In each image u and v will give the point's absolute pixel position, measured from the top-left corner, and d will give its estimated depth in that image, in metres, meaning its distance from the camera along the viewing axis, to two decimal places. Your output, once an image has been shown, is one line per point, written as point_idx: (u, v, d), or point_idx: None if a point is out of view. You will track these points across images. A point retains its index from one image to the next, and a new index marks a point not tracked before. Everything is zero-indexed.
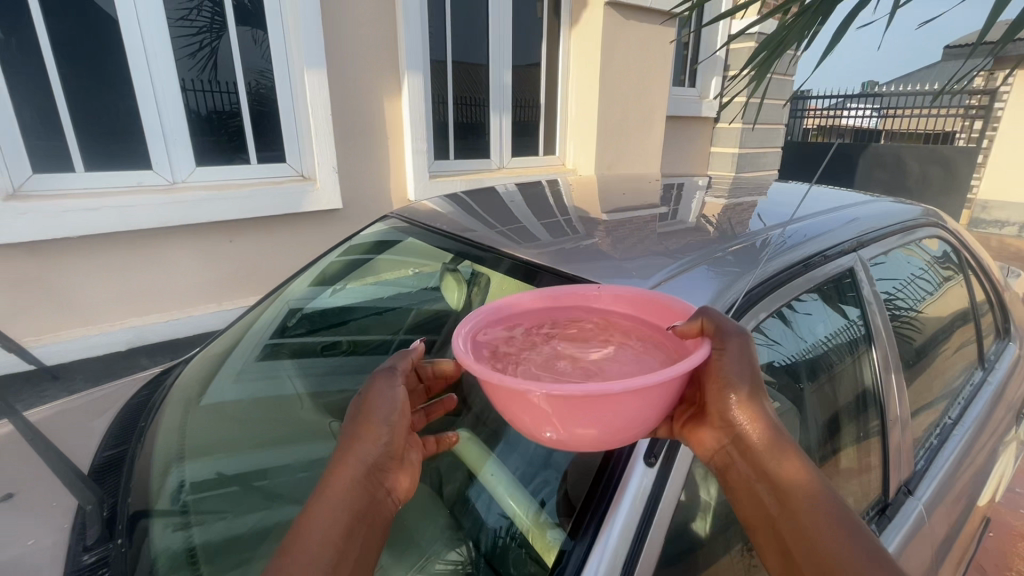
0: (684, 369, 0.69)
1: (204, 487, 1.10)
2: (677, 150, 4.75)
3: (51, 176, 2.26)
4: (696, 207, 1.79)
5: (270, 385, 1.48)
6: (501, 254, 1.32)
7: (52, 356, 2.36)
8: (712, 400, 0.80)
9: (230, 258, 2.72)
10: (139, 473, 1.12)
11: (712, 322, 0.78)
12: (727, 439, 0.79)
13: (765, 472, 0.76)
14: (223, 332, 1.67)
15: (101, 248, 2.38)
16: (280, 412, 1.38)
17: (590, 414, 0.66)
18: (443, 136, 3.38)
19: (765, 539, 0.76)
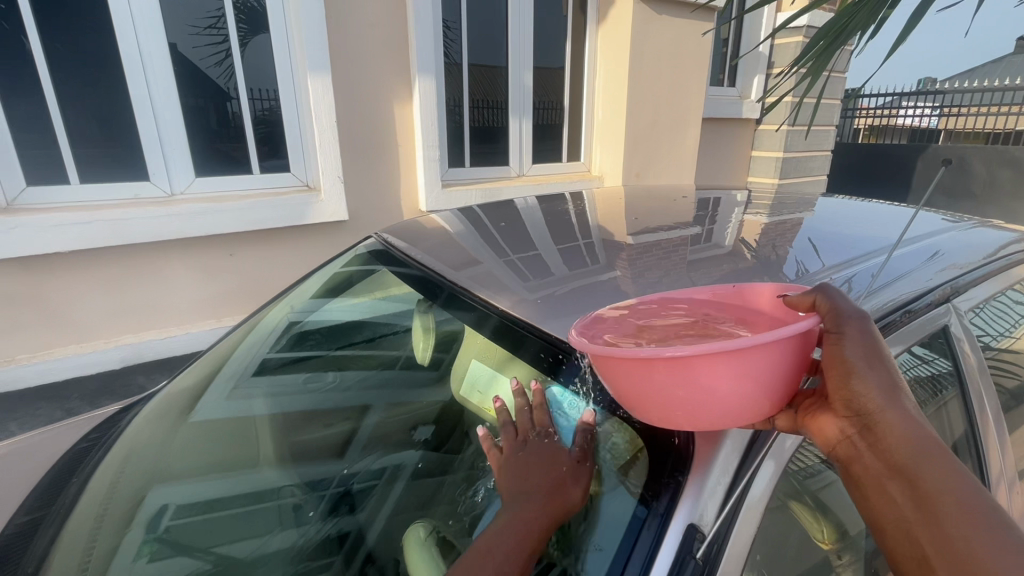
0: (784, 337, 0.66)
1: (132, 552, 1.06)
2: (714, 154, 4.40)
3: (45, 188, 2.20)
4: (735, 226, 1.52)
5: (236, 424, 1.42)
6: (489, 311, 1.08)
7: (47, 373, 2.29)
8: (832, 382, 0.71)
9: (231, 273, 2.60)
10: (55, 539, 1.05)
11: (830, 297, 0.75)
12: (849, 426, 0.69)
13: (894, 467, 0.65)
14: (225, 335, 1.63)
15: (94, 263, 2.29)
16: (235, 457, 1.35)
17: (710, 379, 0.65)
18: (459, 143, 3.19)
19: (899, 550, 0.63)
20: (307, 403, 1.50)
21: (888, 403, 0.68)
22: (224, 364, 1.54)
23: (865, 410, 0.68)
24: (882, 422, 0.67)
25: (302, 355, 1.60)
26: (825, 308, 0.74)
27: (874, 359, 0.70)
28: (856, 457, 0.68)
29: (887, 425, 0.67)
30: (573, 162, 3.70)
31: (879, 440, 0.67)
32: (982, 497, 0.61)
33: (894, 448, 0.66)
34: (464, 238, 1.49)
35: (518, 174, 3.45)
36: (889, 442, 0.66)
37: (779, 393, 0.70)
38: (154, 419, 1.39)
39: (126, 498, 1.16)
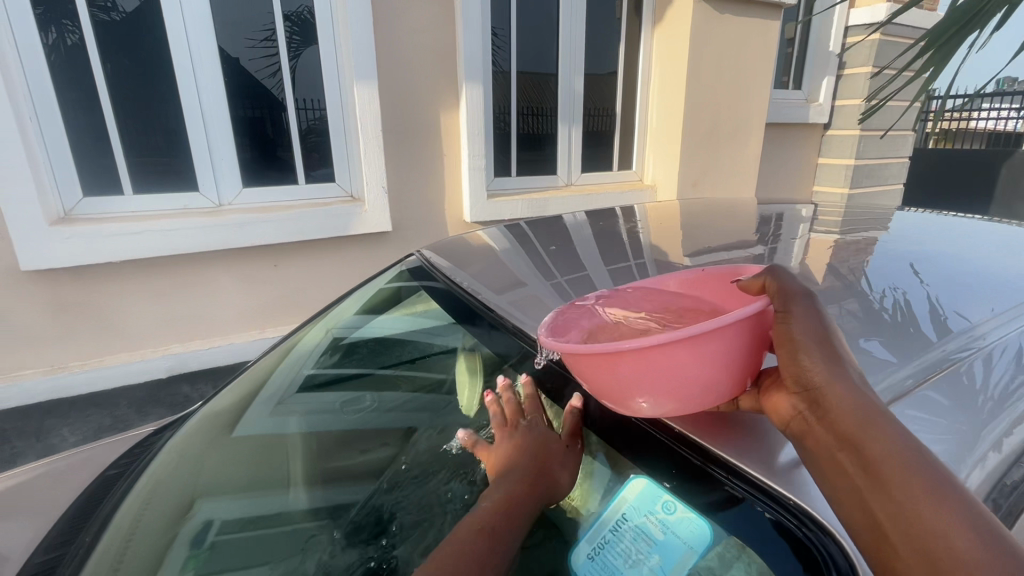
0: (726, 320, 0.64)
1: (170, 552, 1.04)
2: (776, 161, 4.10)
3: (101, 199, 2.23)
4: (801, 244, 1.33)
5: (272, 443, 1.33)
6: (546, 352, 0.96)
7: (98, 380, 2.32)
8: (782, 358, 0.66)
9: (274, 284, 2.57)
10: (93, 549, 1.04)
11: (776, 274, 0.71)
12: (800, 400, 0.63)
13: (845, 439, 0.58)
14: (270, 351, 1.58)
15: (144, 272, 2.31)
16: (264, 480, 1.25)
17: (656, 371, 0.65)
18: (505, 152, 3.08)
19: (853, 521, 0.56)
20: (342, 426, 1.39)
21: (835, 373, 0.62)
22: (266, 382, 1.47)
23: (813, 382, 0.63)
24: (831, 391, 0.61)
25: (344, 372, 1.49)
26: (773, 289, 0.70)
27: (823, 331, 0.66)
28: (808, 432, 0.61)
29: (836, 395, 0.61)
30: (625, 171, 3.52)
31: (827, 412, 0.60)
32: (930, 461, 0.55)
33: (843, 417, 0.59)
34: (514, 258, 1.37)
35: (566, 183, 3.30)
36: (838, 412, 0.60)
37: (739, 376, 0.68)
38: (189, 441, 1.32)
39: (152, 520, 1.10)
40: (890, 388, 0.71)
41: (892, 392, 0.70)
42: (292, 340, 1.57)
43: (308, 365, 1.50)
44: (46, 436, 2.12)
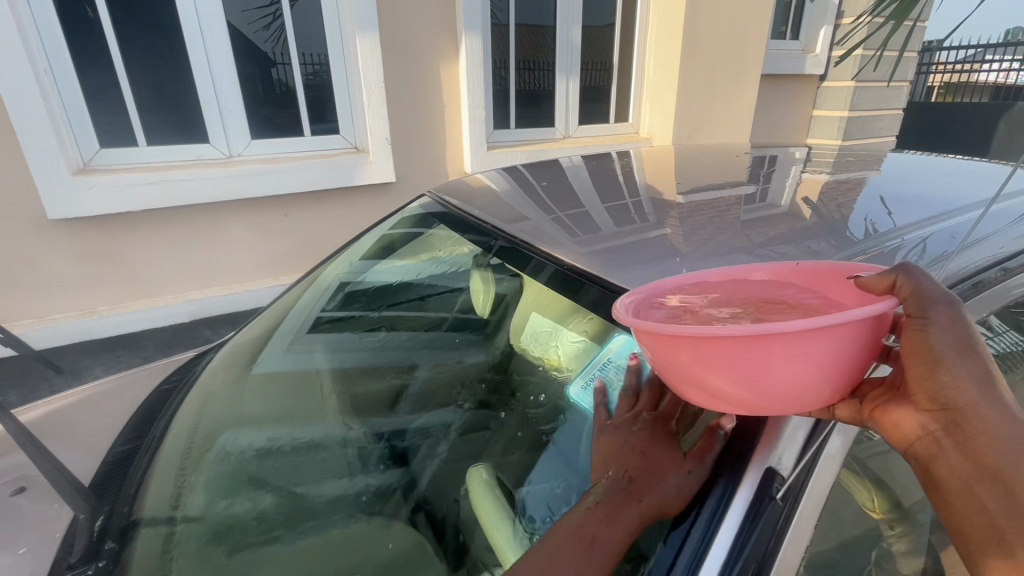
0: (867, 311, 0.59)
1: (221, 485, 1.08)
2: (771, 114, 4.15)
3: (118, 151, 2.31)
4: (790, 185, 1.42)
5: (298, 377, 1.43)
6: (541, 259, 1.13)
7: (125, 323, 2.47)
8: (914, 373, 0.62)
9: (284, 234, 2.69)
10: (144, 483, 1.05)
11: (914, 274, 0.62)
12: (930, 423, 0.61)
13: (984, 470, 0.58)
14: (283, 293, 1.71)
15: (162, 221, 2.42)
16: (300, 402, 1.36)
17: (768, 360, 0.60)
18: (504, 104, 3.14)
19: (984, 554, 0.59)
20: (368, 360, 1.48)
21: (983, 398, 0.59)
22: (284, 319, 1.60)
23: (954, 406, 0.60)
24: (973, 421, 0.59)
25: (351, 314, 1.63)
26: (906, 288, 0.62)
27: (972, 348, 0.60)
28: (938, 457, 0.61)
29: (979, 423, 0.59)
30: (621, 123, 3.58)
31: (965, 441, 0.59)
32: None
33: (989, 451, 0.58)
34: (515, 195, 1.51)
35: (563, 135, 3.37)
36: (982, 443, 0.59)
37: (846, 376, 0.64)
38: (226, 366, 1.45)
39: (207, 425, 1.23)
40: None
41: None
42: (307, 281, 1.72)
43: (323, 301, 1.65)
44: (81, 373, 2.28)
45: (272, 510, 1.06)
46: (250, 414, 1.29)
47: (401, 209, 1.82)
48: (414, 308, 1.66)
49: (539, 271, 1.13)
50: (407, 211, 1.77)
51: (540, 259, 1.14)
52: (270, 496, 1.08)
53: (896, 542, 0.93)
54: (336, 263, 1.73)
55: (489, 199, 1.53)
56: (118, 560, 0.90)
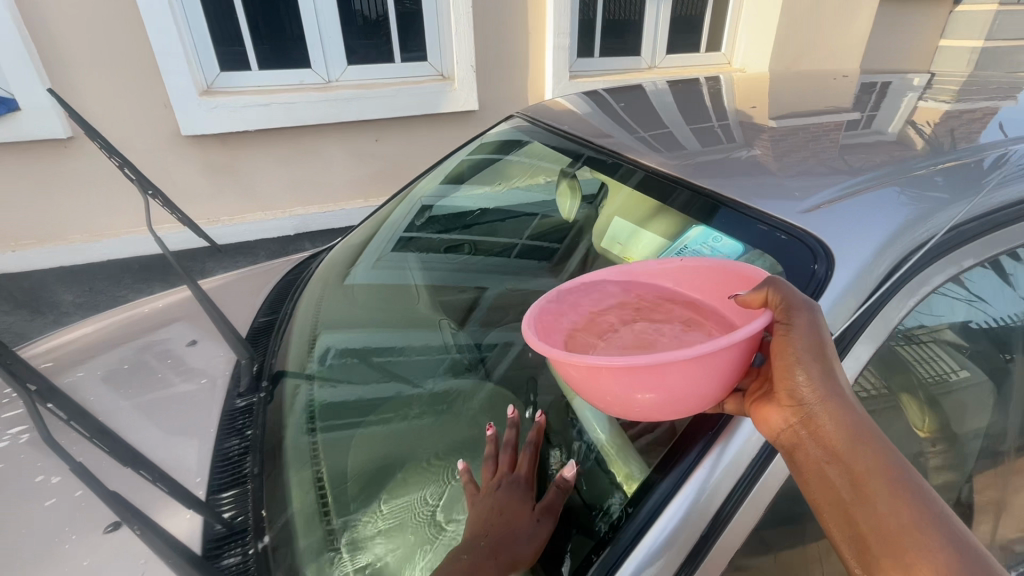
0: (737, 337, 0.62)
1: (339, 361, 1.22)
2: (888, 44, 3.72)
3: (235, 74, 2.55)
4: (901, 115, 1.33)
5: (393, 282, 1.61)
6: (634, 166, 1.20)
7: (242, 233, 2.81)
8: (777, 374, 0.64)
9: (375, 157, 2.88)
10: (286, 345, 1.27)
11: (781, 285, 0.64)
12: (793, 417, 0.62)
13: (835, 458, 0.60)
14: (375, 211, 1.90)
15: (272, 142, 2.68)
16: (403, 303, 1.53)
17: (644, 383, 0.63)
18: (589, 31, 3.06)
19: (838, 537, 0.59)
20: (448, 279, 1.64)
21: (833, 396, 0.60)
22: (378, 231, 1.79)
23: (809, 403, 0.61)
24: (826, 417, 0.60)
25: (435, 231, 1.82)
26: (776, 299, 0.64)
27: (825, 352, 0.61)
28: (798, 447, 0.62)
29: (830, 416, 0.60)
30: (712, 53, 3.37)
31: (822, 431, 0.60)
32: (920, 485, 0.57)
33: (838, 441, 0.59)
34: (596, 116, 1.56)
35: (648, 65, 3.26)
36: (834, 437, 0.60)
37: (728, 381, 0.66)
38: (339, 264, 1.67)
39: (329, 309, 1.44)
40: (857, 185, 0.86)
41: (859, 186, 0.85)
42: (397, 199, 1.89)
43: (412, 219, 1.82)
44: (209, 273, 2.64)
45: (382, 392, 1.15)
46: (361, 306, 1.49)
47: (478, 136, 1.96)
48: (486, 233, 1.82)
49: (628, 176, 1.21)
50: (487, 138, 1.91)
51: (627, 168, 1.22)
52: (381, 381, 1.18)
53: (932, 459, 0.92)
54: (419, 185, 1.90)
55: (572, 117, 1.61)
56: (271, 395, 1.11)
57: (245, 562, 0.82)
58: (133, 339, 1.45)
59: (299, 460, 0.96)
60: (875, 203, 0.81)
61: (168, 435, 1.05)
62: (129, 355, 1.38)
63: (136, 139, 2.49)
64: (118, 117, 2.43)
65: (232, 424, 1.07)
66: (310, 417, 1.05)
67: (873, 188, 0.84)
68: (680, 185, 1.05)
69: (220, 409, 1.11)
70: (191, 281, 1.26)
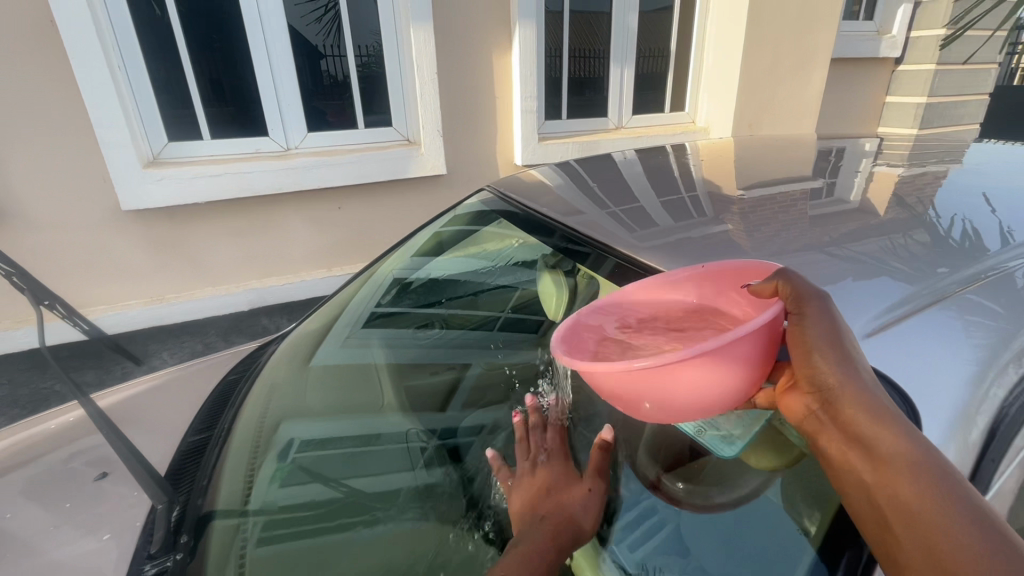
0: (758, 326, 0.61)
1: (289, 485, 1.03)
2: (840, 101, 3.88)
3: (185, 143, 2.40)
4: (859, 178, 1.29)
5: (354, 369, 1.40)
6: (604, 252, 1.10)
7: (191, 310, 2.57)
8: (795, 360, 0.63)
9: (339, 224, 2.73)
10: (216, 474, 1.04)
11: (790, 277, 0.67)
12: (813, 400, 0.60)
13: (855, 435, 0.56)
14: (342, 288, 1.73)
15: (225, 212, 2.49)
16: (364, 393, 1.33)
17: (674, 385, 0.62)
18: (556, 94, 3.06)
19: (862, 520, 0.55)
20: (416, 360, 1.45)
21: (853, 374, 0.58)
22: (343, 311, 1.61)
23: (828, 386, 0.59)
24: (846, 395, 0.57)
25: (402, 309, 1.63)
26: (786, 291, 0.66)
27: (838, 333, 0.61)
28: (820, 431, 0.59)
29: (850, 396, 0.57)
30: (676, 112, 3.43)
31: (841, 412, 0.57)
32: (941, 461, 0.53)
33: (858, 418, 0.56)
34: (570, 190, 1.45)
35: (616, 125, 3.26)
36: (854, 416, 0.56)
37: (756, 376, 0.65)
38: (293, 354, 1.46)
39: (276, 413, 1.22)
40: (903, 304, 0.76)
41: (907, 307, 0.76)
42: (369, 273, 1.73)
43: (378, 296, 1.63)
44: (150, 358, 2.37)
45: (335, 518, 0.99)
46: (317, 404, 1.27)
47: (455, 208, 1.81)
48: (462, 306, 1.65)
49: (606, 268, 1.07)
50: (463, 207, 1.76)
51: (594, 257, 1.12)
52: (331, 504, 1.01)
53: None
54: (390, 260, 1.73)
55: (547, 191, 1.50)
56: (191, 555, 0.88)
57: None
58: (31, 467, 1.20)
59: None
60: (931, 341, 0.72)
61: None
62: (23, 493, 1.13)
63: (70, 214, 2.28)
64: (50, 192, 2.22)
65: None
66: None
67: (921, 314, 0.75)
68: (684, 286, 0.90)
69: None
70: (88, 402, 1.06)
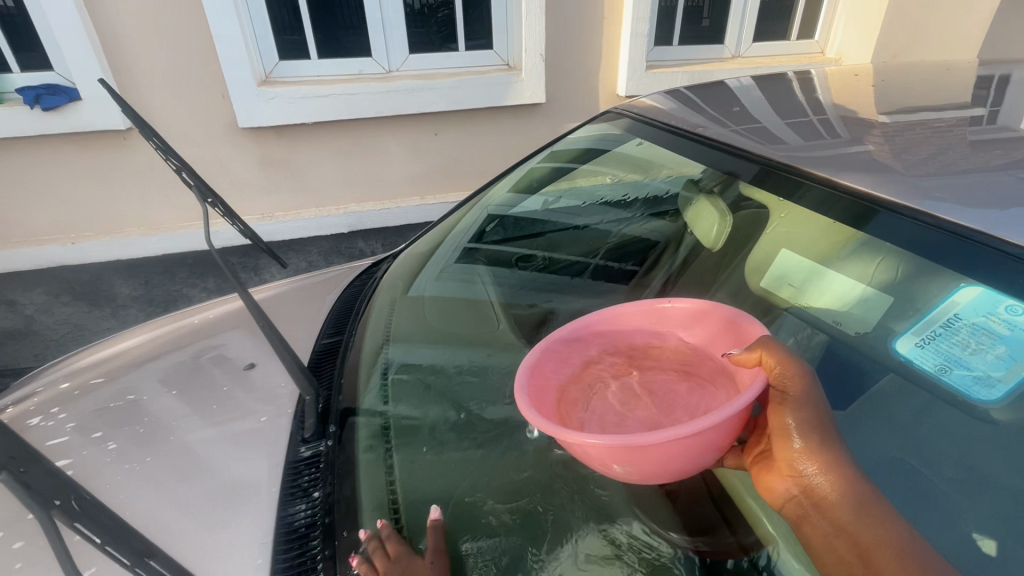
0: (723, 416, 0.69)
1: (405, 389, 1.06)
2: (1010, 34, 3.26)
3: (295, 63, 2.43)
4: None
5: (465, 293, 1.42)
6: (749, 159, 1.01)
7: (297, 230, 2.69)
8: (778, 442, 0.70)
9: (435, 152, 2.72)
10: (352, 377, 1.09)
11: (771, 352, 0.73)
12: (795, 485, 0.67)
13: (834, 520, 0.64)
14: (435, 225, 1.70)
15: (329, 134, 2.54)
16: (476, 317, 1.34)
17: (636, 458, 0.71)
18: (668, 18, 2.79)
19: None
20: (519, 292, 1.49)
21: (830, 463, 0.66)
22: (447, 238, 1.61)
23: (810, 472, 0.66)
24: (824, 483, 0.65)
25: (501, 245, 1.64)
26: (770, 367, 0.72)
27: (822, 419, 0.69)
28: (806, 517, 0.66)
29: (830, 484, 0.65)
30: (805, 41, 3.03)
31: (823, 498, 0.65)
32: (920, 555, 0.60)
33: (838, 505, 0.64)
34: (684, 112, 1.34)
35: (733, 55, 2.94)
36: (830, 504, 0.65)
37: (723, 441, 0.74)
38: (407, 273, 1.49)
39: (401, 321, 1.27)
40: None
41: None
42: (463, 211, 1.69)
43: (476, 233, 1.62)
44: None
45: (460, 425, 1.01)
46: (433, 318, 1.30)
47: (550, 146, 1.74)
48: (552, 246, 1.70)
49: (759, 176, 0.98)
50: (563, 142, 1.71)
51: (729, 167, 1.07)
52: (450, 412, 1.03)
53: None
54: (484, 198, 1.70)
55: (663, 112, 1.39)
56: (341, 442, 0.93)
57: None
58: (185, 353, 1.33)
59: (375, 523, 0.79)
60: None
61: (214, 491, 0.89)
62: (182, 372, 1.25)
63: (192, 131, 2.41)
64: (177, 108, 2.35)
65: (297, 480, 0.89)
66: (388, 473, 0.87)
67: None
68: (864, 202, 0.78)
69: (281, 459, 0.93)
70: (247, 292, 1.00)
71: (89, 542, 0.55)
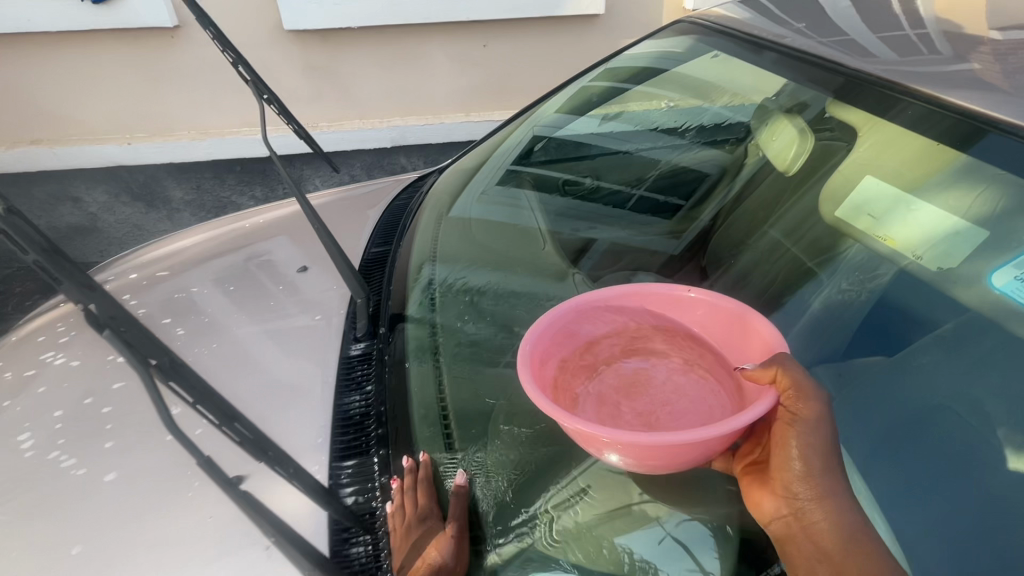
0: (724, 429, 0.64)
1: (451, 296, 1.07)
2: None
3: None
4: None
5: (507, 208, 1.39)
6: (844, 76, 0.94)
7: (340, 140, 2.63)
8: (776, 462, 0.65)
9: (482, 65, 2.59)
10: (399, 282, 1.12)
11: (789, 368, 0.67)
12: (786, 505, 0.63)
13: (823, 549, 0.60)
14: (478, 145, 1.64)
15: (374, 41, 2.46)
16: (520, 233, 1.31)
17: (620, 451, 0.67)
18: None
19: None
20: (564, 214, 1.45)
21: (832, 491, 0.61)
22: (490, 157, 1.56)
23: (806, 498, 0.62)
24: (818, 513, 0.61)
25: (546, 167, 1.57)
26: (785, 382, 0.66)
27: (831, 445, 0.63)
28: (791, 537, 0.62)
29: (826, 514, 0.61)
30: None
31: (818, 526, 0.61)
32: None
33: (830, 537, 0.60)
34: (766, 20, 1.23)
35: None
36: (823, 534, 0.60)
37: (714, 449, 0.68)
38: (450, 191, 1.45)
39: (446, 237, 1.26)
40: None
41: None
42: (506, 132, 1.62)
43: (521, 153, 1.56)
44: None
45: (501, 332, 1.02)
46: (476, 234, 1.28)
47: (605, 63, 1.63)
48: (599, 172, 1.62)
49: (851, 91, 0.91)
50: (621, 58, 1.60)
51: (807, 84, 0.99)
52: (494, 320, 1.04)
53: None
54: (529, 117, 1.62)
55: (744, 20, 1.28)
56: (390, 343, 0.97)
57: (374, 557, 0.72)
58: (241, 253, 1.38)
59: (425, 415, 0.84)
60: None
61: (276, 378, 0.95)
62: (238, 269, 1.31)
63: (237, 31, 2.36)
64: (224, 5, 2.30)
65: (351, 373, 0.94)
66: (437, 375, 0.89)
67: None
68: (969, 121, 0.74)
69: (334, 356, 0.98)
70: (304, 195, 1.01)
71: (184, 401, 0.57)
